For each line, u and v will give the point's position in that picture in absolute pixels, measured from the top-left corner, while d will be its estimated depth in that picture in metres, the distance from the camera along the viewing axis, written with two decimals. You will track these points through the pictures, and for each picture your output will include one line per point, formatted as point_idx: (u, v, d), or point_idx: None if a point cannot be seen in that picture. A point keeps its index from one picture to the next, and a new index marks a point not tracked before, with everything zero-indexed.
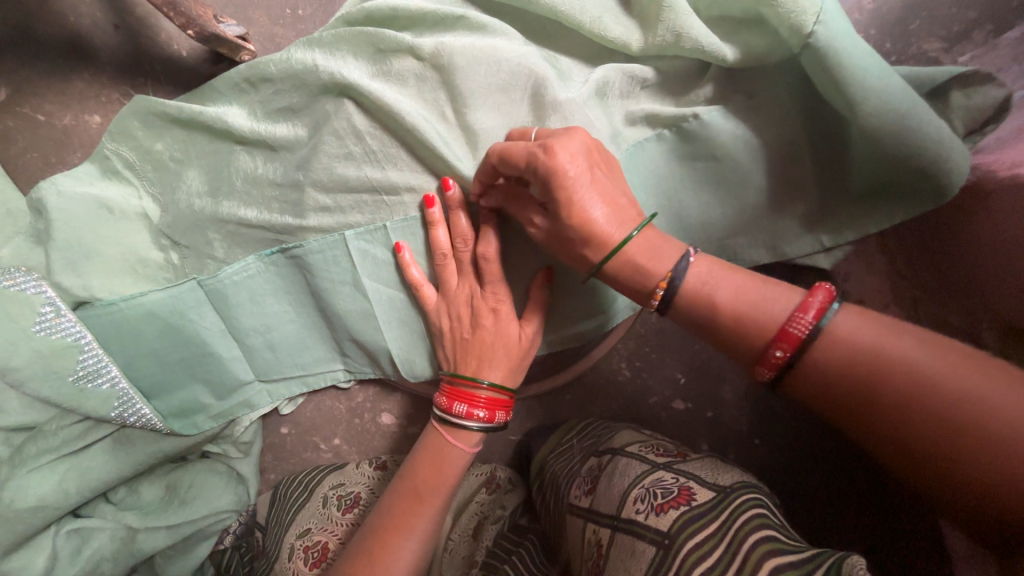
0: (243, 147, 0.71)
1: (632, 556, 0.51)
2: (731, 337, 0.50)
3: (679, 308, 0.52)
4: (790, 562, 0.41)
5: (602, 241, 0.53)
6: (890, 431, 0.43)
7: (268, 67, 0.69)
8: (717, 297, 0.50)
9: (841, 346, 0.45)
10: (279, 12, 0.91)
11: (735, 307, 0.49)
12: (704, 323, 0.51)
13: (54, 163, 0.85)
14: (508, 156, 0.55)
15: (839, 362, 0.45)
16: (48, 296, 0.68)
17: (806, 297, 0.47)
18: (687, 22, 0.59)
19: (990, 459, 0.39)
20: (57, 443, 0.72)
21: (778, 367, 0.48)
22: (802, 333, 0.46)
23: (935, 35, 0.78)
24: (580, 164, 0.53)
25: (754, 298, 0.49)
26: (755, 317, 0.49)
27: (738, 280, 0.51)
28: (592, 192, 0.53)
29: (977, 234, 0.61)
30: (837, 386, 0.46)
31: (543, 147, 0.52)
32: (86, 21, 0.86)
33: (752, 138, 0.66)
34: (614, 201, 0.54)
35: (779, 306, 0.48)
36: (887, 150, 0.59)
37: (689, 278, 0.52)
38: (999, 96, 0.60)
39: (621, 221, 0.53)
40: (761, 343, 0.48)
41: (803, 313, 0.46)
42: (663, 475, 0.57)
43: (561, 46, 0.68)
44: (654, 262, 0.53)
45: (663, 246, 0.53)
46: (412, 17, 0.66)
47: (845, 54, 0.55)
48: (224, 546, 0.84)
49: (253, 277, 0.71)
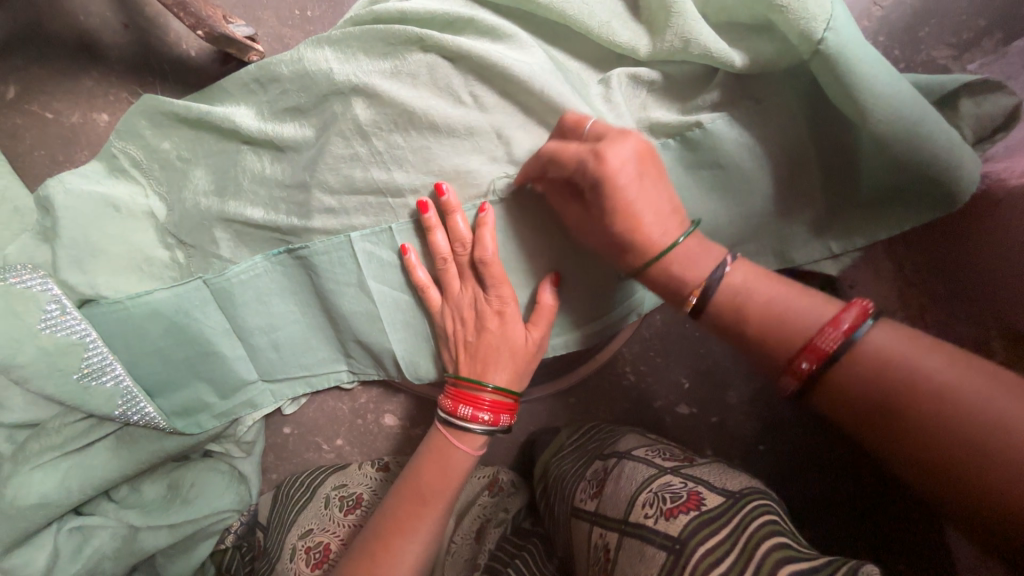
0: (250, 146, 0.71)
1: (642, 560, 0.51)
2: (761, 344, 0.51)
3: (713, 314, 0.53)
4: (801, 569, 0.41)
5: (643, 248, 0.55)
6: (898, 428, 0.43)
7: (277, 68, 0.69)
8: (750, 302, 0.51)
9: (866, 355, 0.45)
10: (288, 13, 0.91)
11: (769, 314, 0.50)
12: (736, 327, 0.52)
13: (61, 160, 0.86)
14: (560, 158, 0.56)
15: (861, 371, 0.45)
16: (54, 293, 0.68)
17: (840, 312, 0.47)
18: (696, 28, 0.59)
19: (1004, 475, 0.37)
20: (60, 441, 0.72)
21: (804, 380, 0.47)
22: (831, 348, 0.46)
23: (944, 42, 0.78)
24: (630, 169, 0.52)
25: (785, 308, 0.50)
26: (787, 324, 0.49)
27: (775, 289, 0.51)
28: (641, 198, 0.53)
29: (987, 241, 0.61)
30: (855, 393, 0.45)
31: (594, 154, 0.53)
32: (95, 20, 0.86)
33: (760, 143, 0.65)
34: (662, 205, 0.54)
35: (810, 318, 0.48)
36: (896, 157, 0.59)
37: (725, 284, 0.52)
38: (1009, 104, 0.59)
39: (667, 227, 0.54)
40: (789, 352, 0.49)
41: (833, 329, 0.46)
42: (672, 480, 0.57)
43: (569, 49, 0.68)
44: (690, 270, 0.54)
45: (703, 253, 0.54)
46: (421, 19, 0.66)
47: (855, 61, 0.55)
48: (225, 545, 0.83)
49: (260, 277, 0.71)
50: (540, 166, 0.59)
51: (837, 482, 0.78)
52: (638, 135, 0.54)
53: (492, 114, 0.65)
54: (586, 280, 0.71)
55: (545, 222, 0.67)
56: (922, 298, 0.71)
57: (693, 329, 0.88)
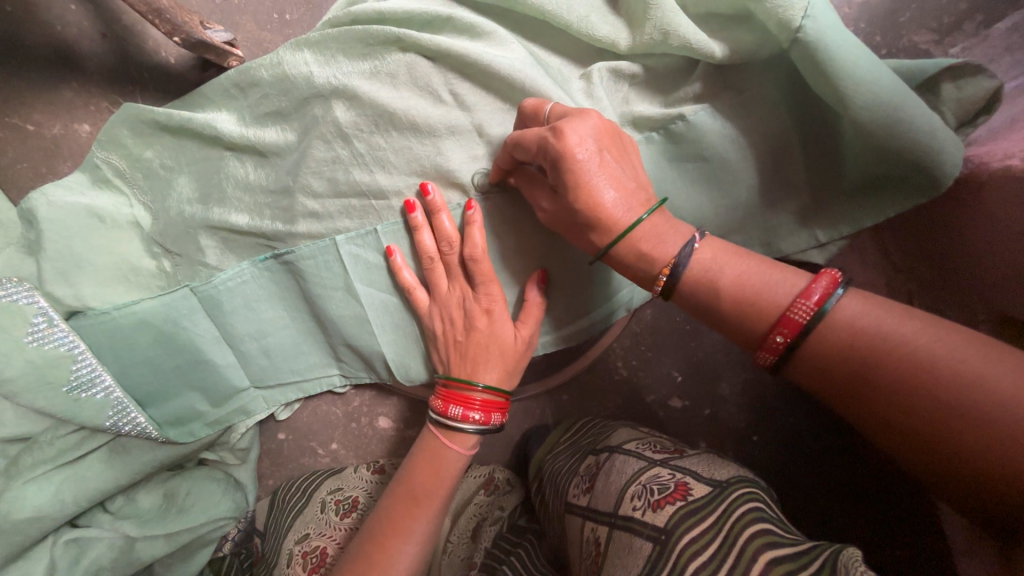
0: (232, 152, 0.70)
1: (629, 552, 0.51)
2: (737, 323, 0.49)
3: (684, 293, 0.52)
4: (784, 555, 0.42)
5: (608, 225, 0.53)
6: (886, 409, 0.43)
7: (257, 72, 0.69)
8: (723, 281, 0.50)
9: (843, 327, 0.45)
10: (266, 17, 0.91)
11: (741, 292, 0.49)
12: (709, 307, 0.51)
13: (44, 172, 0.85)
14: (521, 141, 0.55)
15: (838, 343, 0.45)
16: (41, 305, 0.68)
17: (811, 283, 0.47)
18: (674, 19, 0.59)
19: (986, 445, 0.38)
20: (54, 453, 0.72)
21: (780, 351, 0.47)
22: (804, 319, 0.45)
23: (925, 26, 0.78)
24: (590, 146, 0.52)
25: (758, 283, 0.49)
26: (759, 301, 0.48)
27: (744, 266, 0.50)
28: (604, 177, 0.52)
29: (970, 224, 0.61)
30: (833, 366, 0.45)
31: (554, 130, 0.52)
32: (73, 29, 0.86)
33: (742, 134, 0.65)
34: (625, 183, 0.54)
35: (783, 291, 0.48)
36: (879, 144, 0.58)
37: (695, 263, 0.51)
38: (991, 87, 0.59)
39: (631, 205, 0.53)
40: (764, 326, 0.48)
41: (806, 299, 0.46)
42: (660, 471, 0.57)
43: (549, 46, 0.68)
44: (659, 248, 0.52)
45: (670, 231, 0.53)
46: (399, 20, 0.66)
47: (833, 47, 0.54)
48: (224, 552, 0.84)
49: (246, 284, 0.71)
50: (507, 154, 0.59)
51: (827, 472, 0.78)
52: (598, 115, 0.55)
53: (473, 112, 0.65)
54: (574, 277, 0.71)
55: (528, 220, 0.67)
56: (910, 285, 0.71)
57: (684, 322, 0.88)
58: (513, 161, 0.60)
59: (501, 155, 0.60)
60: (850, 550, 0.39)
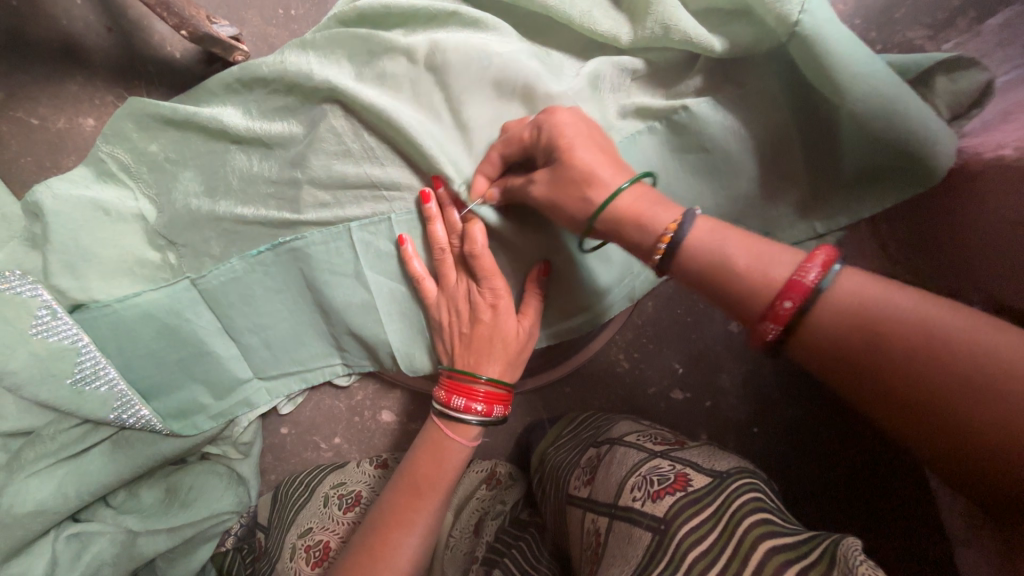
0: (239, 146, 0.71)
1: (630, 543, 0.52)
2: (738, 293, 0.47)
3: (681, 262, 0.50)
4: (785, 544, 0.42)
5: (600, 183, 0.53)
6: (894, 389, 0.41)
7: (261, 68, 0.69)
8: (718, 254, 0.48)
9: (843, 300, 0.43)
10: (272, 12, 0.91)
11: (740, 262, 0.47)
12: (707, 279, 0.48)
13: (48, 166, 0.85)
14: (511, 137, 0.60)
15: (838, 317, 0.43)
16: (44, 299, 0.68)
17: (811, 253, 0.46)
18: (675, 14, 0.61)
19: (1006, 422, 0.36)
20: (54, 448, 0.72)
21: (787, 320, 0.44)
22: (812, 281, 0.44)
23: (919, 22, 0.79)
24: (579, 121, 0.57)
25: (757, 255, 0.47)
26: (760, 270, 0.46)
27: (741, 238, 0.48)
28: (593, 147, 0.55)
29: (963, 216, 0.62)
30: (836, 342, 0.43)
31: (546, 110, 0.58)
32: (78, 24, 0.86)
33: (742, 127, 0.66)
34: (614, 159, 0.56)
35: (785, 262, 0.46)
36: (876, 135, 0.60)
37: (693, 230, 0.49)
38: (982, 80, 0.61)
39: (617, 172, 0.54)
40: (769, 295, 0.45)
41: (810, 263, 0.44)
42: (661, 462, 0.58)
43: (551, 41, 0.69)
44: (658, 213, 0.51)
45: (663, 204, 0.52)
46: (404, 15, 0.67)
47: (830, 42, 0.56)
48: (225, 548, 0.84)
49: (240, 278, 0.71)
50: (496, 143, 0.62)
51: (829, 461, 0.79)
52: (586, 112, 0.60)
53: (469, 120, 0.65)
54: (575, 271, 0.71)
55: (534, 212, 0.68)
56: (907, 275, 0.72)
57: (685, 314, 0.88)
58: (502, 166, 0.62)
59: (487, 160, 0.63)
60: (850, 539, 0.39)
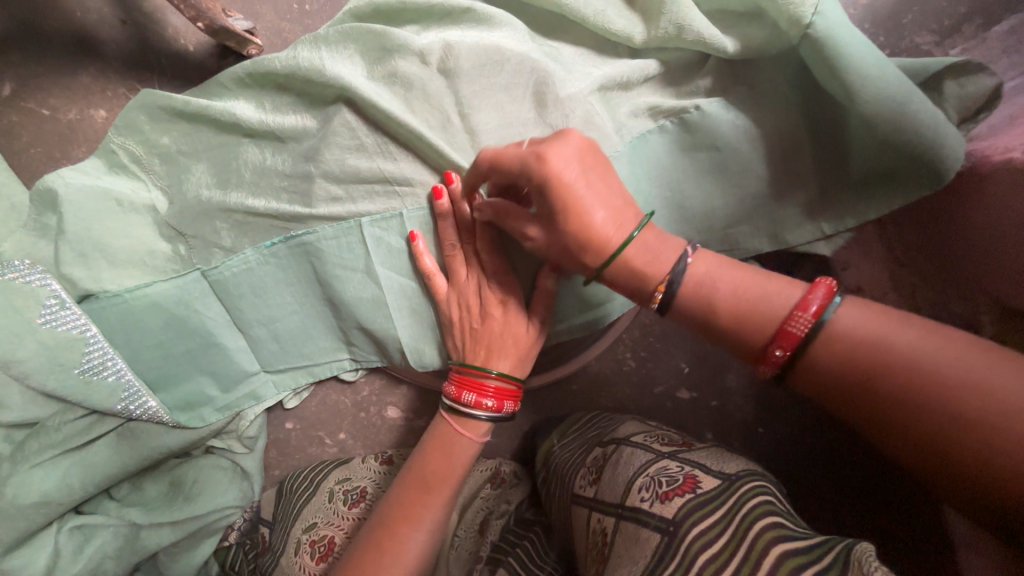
0: (251, 139, 0.71)
1: (637, 543, 0.52)
2: (734, 336, 0.51)
3: (680, 307, 0.53)
4: (797, 547, 0.43)
5: (600, 242, 0.53)
6: (890, 417, 0.44)
7: (273, 63, 0.69)
8: (716, 300, 0.51)
9: (841, 336, 0.46)
10: (286, 7, 0.91)
11: (737, 308, 0.50)
12: (705, 322, 0.52)
13: (58, 157, 0.85)
14: (500, 161, 0.55)
15: (836, 351, 0.46)
16: (54, 289, 0.69)
17: (807, 293, 0.48)
18: (689, 14, 0.61)
19: (994, 452, 0.39)
20: (59, 439, 0.71)
21: (779, 364, 0.48)
22: (802, 332, 0.47)
23: (927, 27, 0.80)
24: (574, 166, 0.52)
25: (757, 298, 0.50)
26: (755, 316, 0.49)
27: (739, 279, 0.51)
28: (590, 196, 0.53)
29: (972, 219, 0.63)
30: (835, 375, 0.46)
31: (536, 153, 0.52)
32: (92, 16, 0.86)
33: (751, 127, 0.67)
34: (613, 202, 0.54)
35: (781, 302, 0.49)
36: (886, 136, 0.60)
37: (690, 274, 0.52)
38: (991, 85, 0.62)
39: (619, 223, 0.53)
40: (763, 340, 0.49)
41: (801, 312, 0.47)
42: (669, 464, 0.58)
43: (565, 39, 0.69)
44: (654, 263, 0.53)
45: (662, 246, 0.53)
46: (419, 11, 0.67)
47: (842, 43, 0.57)
48: (229, 542, 0.84)
49: (254, 269, 0.71)
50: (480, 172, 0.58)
51: (835, 464, 0.79)
52: (579, 134, 0.54)
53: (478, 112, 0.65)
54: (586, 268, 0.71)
55: None
56: (914, 278, 0.73)
57: None
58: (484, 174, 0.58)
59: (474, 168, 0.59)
60: (864, 546, 0.39)
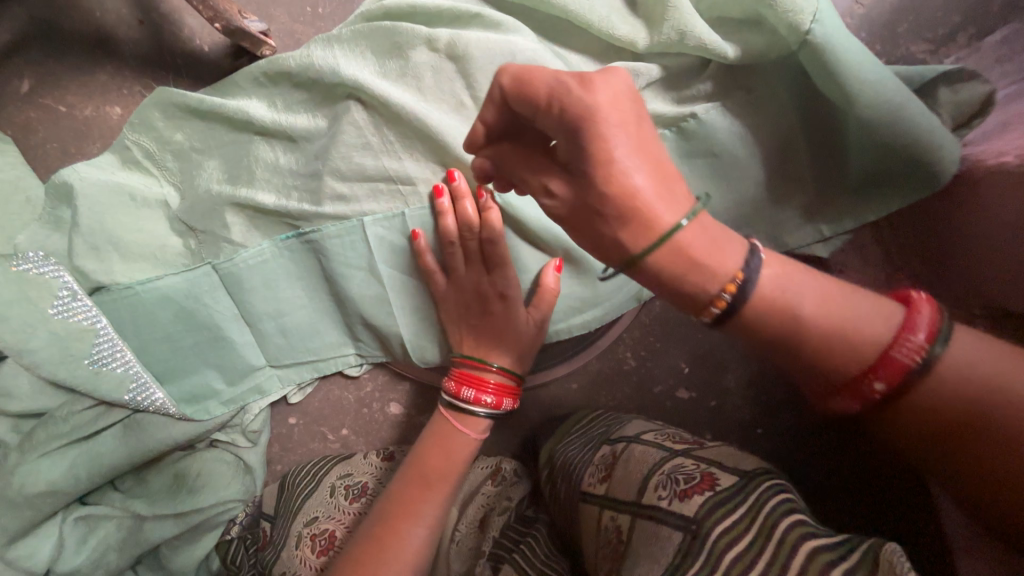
0: (262, 137, 0.73)
1: (657, 541, 0.53)
2: (820, 358, 0.45)
3: (748, 314, 0.45)
4: (822, 545, 0.45)
5: (657, 220, 0.45)
6: (994, 459, 0.40)
7: (287, 62, 0.71)
8: (802, 312, 0.45)
9: (954, 372, 0.42)
10: (300, 10, 0.94)
11: (827, 326, 0.45)
12: (782, 337, 0.46)
13: (73, 152, 0.87)
14: (527, 93, 0.46)
15: (945, 385, 0.42)
16: (65, 280, 0.71)
17: (911, 316, 0.44)
18: (690, 20, 0.63)
19: None
20: (68, 428, 0.73)
21: (874, 398, 0.44)
22: (910, 361, 0.43)
23: (921, 37, 0.82)
24: (621, 114, 0.44)
25: (849, 312, 0.45)
26: (847, 336, 0.44)
27: (828, 293, 0.46)
28: (636, 150, 0.44)
29: (969, 220, 0.64)
30: (938, 411, 0.43)
31: (573, 86, 0.44)
32: (111, 16, 0.89)
33: (748, 133, 0.69)
34: (664, 171, 0.45)
35: (878, 325, 0.45)
36: (882, 141, 0.63)
37: (763, 279, 0.45)
38: (983, 91, 0.65)
39: (671, 200, 0.45)
40: (855, 367, 0.44)
41: (909, 338, 0.43)
42: (684, 461, 0.59)
43: (569, 44, 0.71)
44: (717, 260, 0.45)
45: (726, 241, 0.46)
46: (428, 15, 0.70)
47: (840, 50, 0.59)
48: (230, 535, 0.81)
49: (269, 261, 0.73)
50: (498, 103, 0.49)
51: (831, 460, 0.81)
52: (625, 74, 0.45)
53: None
54: (582, 269, 0.72)
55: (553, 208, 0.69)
56: (909, 280, 0.73)
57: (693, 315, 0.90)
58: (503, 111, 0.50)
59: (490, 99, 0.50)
60: (892, 546, 0.42)
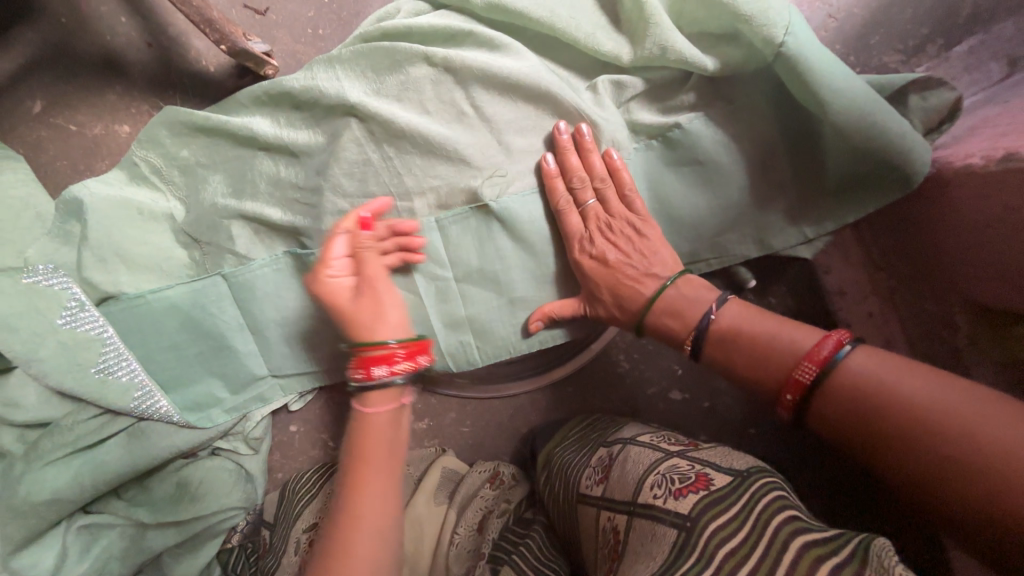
0: (265, 152, 0.76)
1: (654, 539, 0.54)
2: (750, 379, 0.57)
3: (710, 352, 0.60)
4: (815, 540, 0.46)
5: (638, 299, 0.65)
6: (900, 457, 0.45)
7: (291, 85, 0.74)
8: (740, 347, 0.57)
9: (848, 384, 0.49)
10: (301, 31, 0.98)
11: (753, 356, 0.56)
12: (729, 366, 0.59)
13: (82, 169, 0.90)
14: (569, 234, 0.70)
15: (841, 398, 0.49)
16: (75, 292, 0.73)
17: (817, 344, 0.52)
18: (670, 36, 0.67)
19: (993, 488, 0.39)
20: (72, 438, 0.74)
21: (791, 408, 0.53)
22: (809, 380, 0.51)
23: (892, 48, 0.85)
24: (623, 244, 0.67)
25: (776, 343, 0.55)
26: (769, 363, 0.55)
27: (769, 326, 0.57)
28: (626, 263, 0.66)
29: (940, 221, 0.67)
30: (842, 417, 0.49)
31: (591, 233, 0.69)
32: (121, 39, 0.93)
33: (730, 141, 0.72)
34: (645, 266, 0.66)
35: (791, 351, 0.54)
36: (857, 145, 0.66)
37: (722, 320, 0.59)
38: (950, 98, 0.68)
39: (648, 282, 0.65)
40: (776, 385, 0.54)
41: (807, 363, 0.51)
42: (679, 462, 0.60)
43: (559, 61, 0.75)
44: (691, 313, 0.62)
45: (692, 300, 0.62)
46: (422, 35, 0.73)
47: (810, 63, 0.63)
48: (231, 544, 0.83)
49: (280, 270, 0.76)
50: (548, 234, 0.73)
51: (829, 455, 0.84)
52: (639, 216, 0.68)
53: (492, 124, 0.71)
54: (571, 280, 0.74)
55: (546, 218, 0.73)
56: (891, 282, 0.78)
57: None
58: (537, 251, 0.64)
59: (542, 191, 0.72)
60: (881, 541, 0.43)
